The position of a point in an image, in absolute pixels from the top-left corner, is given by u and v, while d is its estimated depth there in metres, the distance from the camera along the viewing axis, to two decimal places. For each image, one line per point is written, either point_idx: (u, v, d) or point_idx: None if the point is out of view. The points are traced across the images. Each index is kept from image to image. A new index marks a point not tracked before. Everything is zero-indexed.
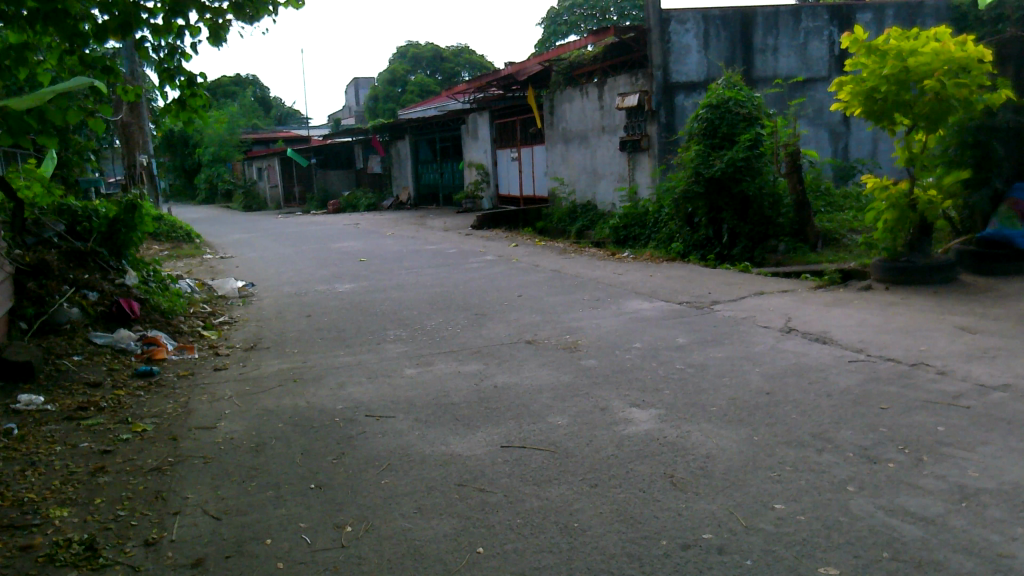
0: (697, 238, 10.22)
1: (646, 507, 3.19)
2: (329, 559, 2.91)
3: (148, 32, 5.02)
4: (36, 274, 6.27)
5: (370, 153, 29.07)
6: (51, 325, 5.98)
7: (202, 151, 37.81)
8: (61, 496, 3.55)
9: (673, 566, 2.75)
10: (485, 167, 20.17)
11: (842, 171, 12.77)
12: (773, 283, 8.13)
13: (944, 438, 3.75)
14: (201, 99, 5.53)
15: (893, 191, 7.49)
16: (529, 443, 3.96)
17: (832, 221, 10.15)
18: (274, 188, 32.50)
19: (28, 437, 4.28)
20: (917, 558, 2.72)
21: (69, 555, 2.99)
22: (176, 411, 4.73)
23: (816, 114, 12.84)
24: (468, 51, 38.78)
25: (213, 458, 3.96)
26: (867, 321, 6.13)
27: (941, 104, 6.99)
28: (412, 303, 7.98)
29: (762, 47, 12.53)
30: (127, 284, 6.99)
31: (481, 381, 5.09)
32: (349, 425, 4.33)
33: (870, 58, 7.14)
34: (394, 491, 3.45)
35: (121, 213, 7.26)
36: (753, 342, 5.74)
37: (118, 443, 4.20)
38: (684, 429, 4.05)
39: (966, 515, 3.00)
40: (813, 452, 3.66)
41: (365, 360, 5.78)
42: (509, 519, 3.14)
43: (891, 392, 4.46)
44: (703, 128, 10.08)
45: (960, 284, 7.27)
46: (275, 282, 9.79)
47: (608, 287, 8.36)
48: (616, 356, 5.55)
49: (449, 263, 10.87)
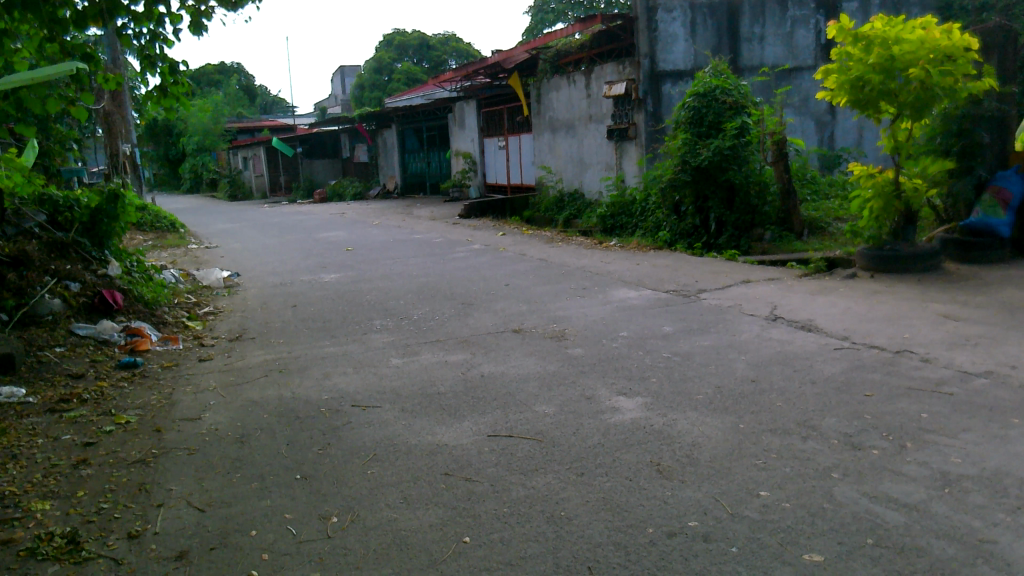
0: (683, 227, 10.21)
1: (631, 496, 3.19)
2: (313, 551, 2.89)
3: (130, 19, 4.96)
4: (16, 265, 6.26)
5: (356, 142, 28.97)
6: (31, 317, 5.95)
7: (186, 139, 37.28)
8: (42, 489, 3.51)
9: (658, 555, 2.76)
10: (472, 156, 20.09)
11: (827, 161, 12.90)
12: (759, 271, 8.15)
13: (926, 425, 3.78)
14: (183, 87, 5.46)
15: (879, 179, 7.56)
16: (516, 432, 3.96)
17: (818, 210, 10.23)
18: (258, 178, 32.30)
19: (9, 429, 4.24)
20: (900, 545, 2.74)
21: (51, 549, 2.96)
22: (159, 403, 4.69)
23: (801, 103, 12.93)
24: (456, 38, 38.54)
25: (197, 450, 3.93)
26: (852, 309, 6.15)
27: (926, 92, 7.01)
28: (398, 292, 7.94)
29: (749, 35, 12.58)
30: (109, 275, 6.91)
31: (468, 370, 5.09)
32: (334, 416, 4.32)
33: (855, 46, 7.13)
34: (379, 482, 3.44)
35: (103, 203, 7.13)
36: (739, 330, 5.75)
37: (101, 436, 4.16)
38: (671, 418, 4.05)
39: (948, 502, 3.02)
40: (797, 440, 3.67)
41: (350, 350, 5.75)
42: (494, 509, 3.14)
43: (874, 379, 4.49)
44: (689, 116, 10.05)
45: (944, 272, 7.32)
46: (260, 273, 9.72)
47: (595, 276, 8.35)
48: (603, 345, 5.55)
49: (435, 252, 10.84)
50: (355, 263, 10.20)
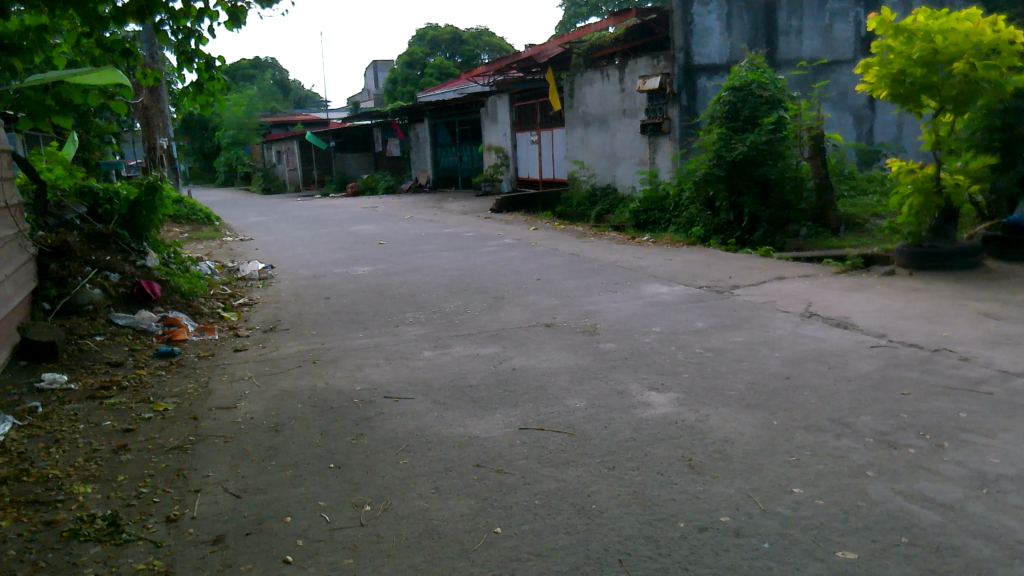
0: (717, 222, 10.14)
1: (662, 491, 3.19)
2: (346, 538, 2.93)
3: (167, 15, 5.04)
4: (58, 256, 6.33)
5: (388, 136, 29.13)
6: (73, 306, 6.09)
7: (221, 133, 38.09)
8: (84, 473, 3.60)
9: (689, 549, 2.75)
10: (504, 151, 20.10)
11: (865, 156, 12.74)
12: (794, 267, 8.08)
13: (964, 424, 3.71)
14: (218, 82, 5.53)
15: (919, 174, 7.42)
16: (547, 425, 3.97)
17: (855, 207, 10.12)
18: (292, 171, 32.61)
19: (52, 415, 4.35)
20: (935, 544, 2.70)
21: (92, 531, 3.03)
22: (196, 391, 4.78)
23: (839, 97, 12.76)
24: (488, 33, 38.61)
25: (232, 438, 3.99)
26: (889, 306, 6.06)
27: (969, 86, 6.86)
28: (429, 286, 7.99)
29: (786, 29, 12.44)
30: (148, 266, 7.04)
31: (500, 363, 5.11)
32: (366, 407, 4.36)
33: (897, 39, 7.03)
34: (412, 472, 3.48)
35: (142, 195, 7.28)
36: (772, 326, 5.71)
37: (140, 423, 4.25)
38: (703, 413, 4.03)
39: (986, 502, 2.97)
40: (831, 437, 3.64)
41: (382, 342, 5.80)
42: (525, 501, 3.15)
43: (910, 377, 4.42)
44: (725, 110, 9.92)
45: (985, 269, 7.18)
46: (293, 265, 9.82)
47: (627, 271, 8.33)
48: (634, 339, 5.54)
49: (466, 246, 10.88)
50: (386, 256, 10.26)
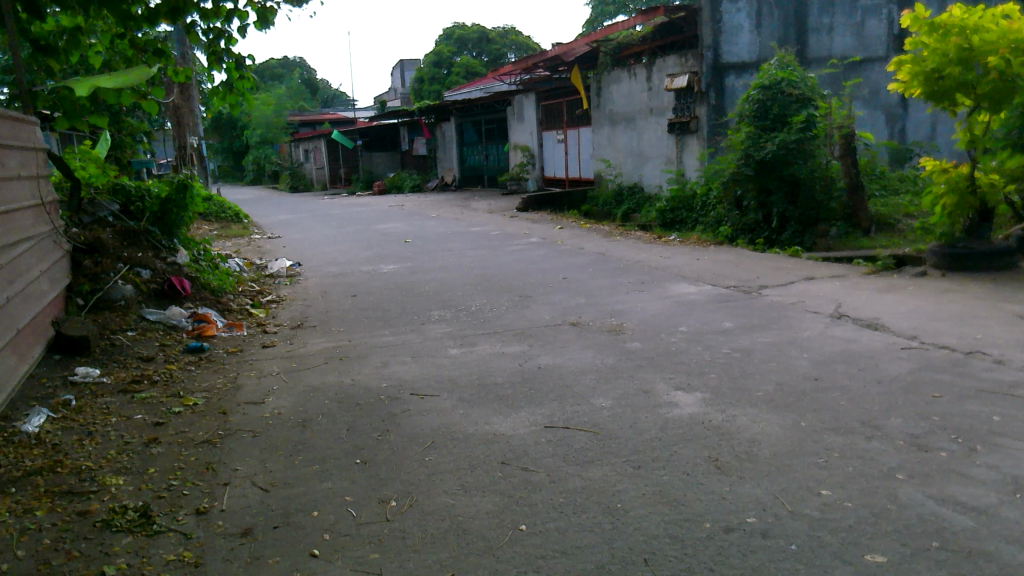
0: (745, 222, 10.04)
1: (689, 491, 3.17)
2: (372, 533, 2.95)
3: (198, 16, 5.11)
4: (91, 252, 6.37)
5: (415, 135, 29.24)
6: (106, 302, 6.15)
7: (250, 132, 38.47)
8: (116, 464, 3.66)
9: (715, 549, 2.73)
10: (530, 150, 20.09)
11: (897, 155, 12.54)
12: (823, 267, 7.98)
13: (998, 428, 3.65)
14: (247, 82, 5.60)
15: (952, 173, 7.32)
16: (572, 424, 3.96)
17: (886, 206, 9.97)
18: (320, 170, 32.85)
19: (85, 408, 4.43)
20: (968, 549, 2.66)
21: (124, 521, 3.09)
22: (225, 386, 4.84)
23: (871, 96, 12.58)
24: (515, 33, 38.62)
25: (260, 432, 4.04)
26: (921, 308, 5.97)
27: (1005, 84, 6.70)
28: (455, 284, 8.00)
29: (817, 26, 12.29)
30: (178, 263, 7.14)
31: (525, 361, 5.11)
32: (393, 403, 4.39)
33: (931, 36, 6.93)
34: (437, 468, 3.49)
35: (173, 193, 7.39)
36: (801, 327, 5.65)
37: (170, 417, 4.31)
38: (730, 413, 4.00)
39: (1019, 507, 2.92)
40: (860, 440, 3.59)
41: (408, 340, 5.83)
42: (550, 499, 3.15)
43: (943, 380, 4.35)
44: (754, 109, 9.83)
45: (1020, 271, 7.04)
46: (320, 263, 9.89)
47: (653, 270, 8.29)
48: (660, 339, 5.51)
49: (491, 245, 10.89)
50: (412, 254, 10.30)
